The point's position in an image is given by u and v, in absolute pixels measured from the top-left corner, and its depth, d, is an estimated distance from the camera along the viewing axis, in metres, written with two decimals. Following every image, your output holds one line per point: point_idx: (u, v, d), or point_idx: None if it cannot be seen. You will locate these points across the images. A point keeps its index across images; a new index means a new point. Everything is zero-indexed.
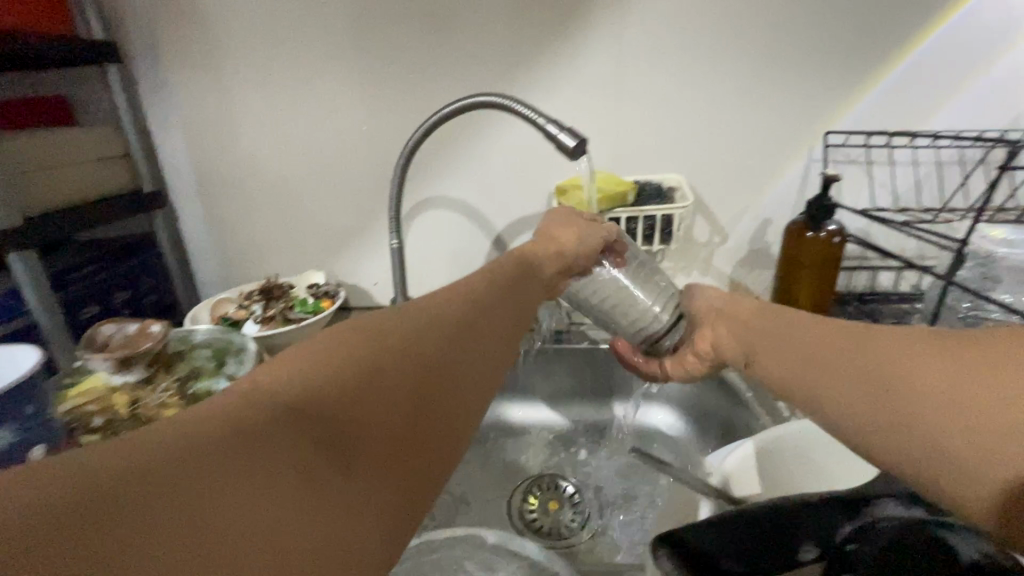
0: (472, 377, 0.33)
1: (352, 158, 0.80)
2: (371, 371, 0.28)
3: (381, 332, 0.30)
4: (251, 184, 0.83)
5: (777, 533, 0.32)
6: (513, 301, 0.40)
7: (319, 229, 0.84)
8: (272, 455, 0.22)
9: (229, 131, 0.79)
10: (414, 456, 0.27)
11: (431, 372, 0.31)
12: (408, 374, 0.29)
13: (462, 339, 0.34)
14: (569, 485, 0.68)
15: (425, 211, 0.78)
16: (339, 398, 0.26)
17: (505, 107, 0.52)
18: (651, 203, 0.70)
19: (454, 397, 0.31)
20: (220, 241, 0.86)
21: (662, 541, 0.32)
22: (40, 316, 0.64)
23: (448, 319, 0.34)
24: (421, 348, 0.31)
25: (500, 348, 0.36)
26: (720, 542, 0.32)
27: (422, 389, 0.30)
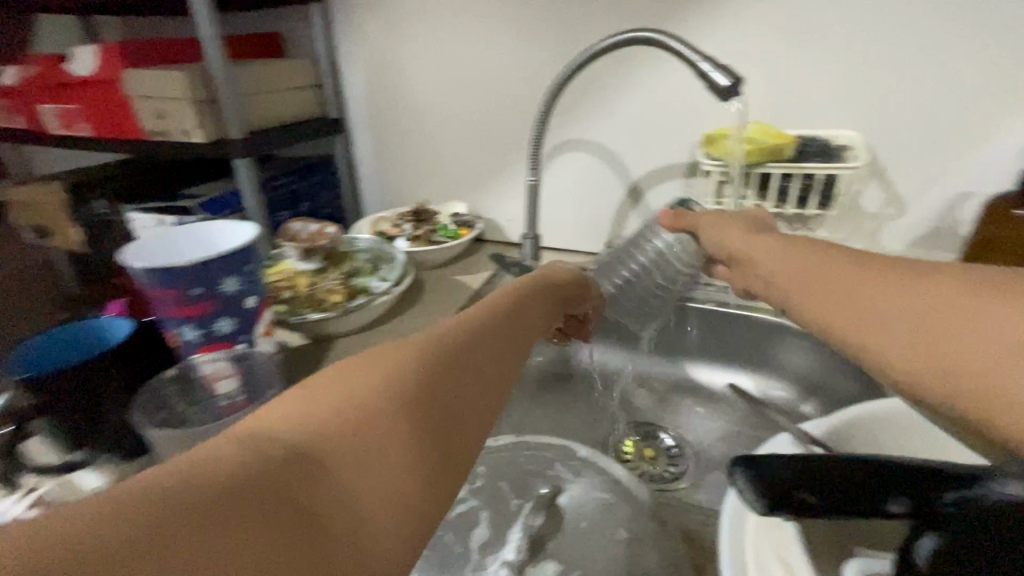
0: (498, 388, 0.30)
1: (502, 99, 0.84)
2: (391, 390, 0.25)
3: (397, 354, 0.27)
4: (415, 117, 0.91)
5: (862, 479, 0.27)
6: (529, 329, 0.37)
7: (468, 163, 0.91)
8: (296, 496, 0.20)
9: (401, 67, 0.88)
10: (450, 471, 0.25)
11: (456, 389, 0.28)
12: (415, 399, 0.26)
13: (483, 352, 0.31)
14: (670, 439, 0.68)
15: (562, 154, 0.80)
16: (364, 413, 0.24)
17: (657, 44, 0.50)
18: (814, 161, 0.62)
19: (483, 408, 0.28)
20: (383, 167, 0.98)
21: (738, 462, 0.28)
22: (252, 213, 0.81)
23: (469, 334, 0.31)
24: (445, 361, 0.28)
25: (522, 362, 0.33)
26: (792, 472, 0.27)
27: (449, 406, 0.27)
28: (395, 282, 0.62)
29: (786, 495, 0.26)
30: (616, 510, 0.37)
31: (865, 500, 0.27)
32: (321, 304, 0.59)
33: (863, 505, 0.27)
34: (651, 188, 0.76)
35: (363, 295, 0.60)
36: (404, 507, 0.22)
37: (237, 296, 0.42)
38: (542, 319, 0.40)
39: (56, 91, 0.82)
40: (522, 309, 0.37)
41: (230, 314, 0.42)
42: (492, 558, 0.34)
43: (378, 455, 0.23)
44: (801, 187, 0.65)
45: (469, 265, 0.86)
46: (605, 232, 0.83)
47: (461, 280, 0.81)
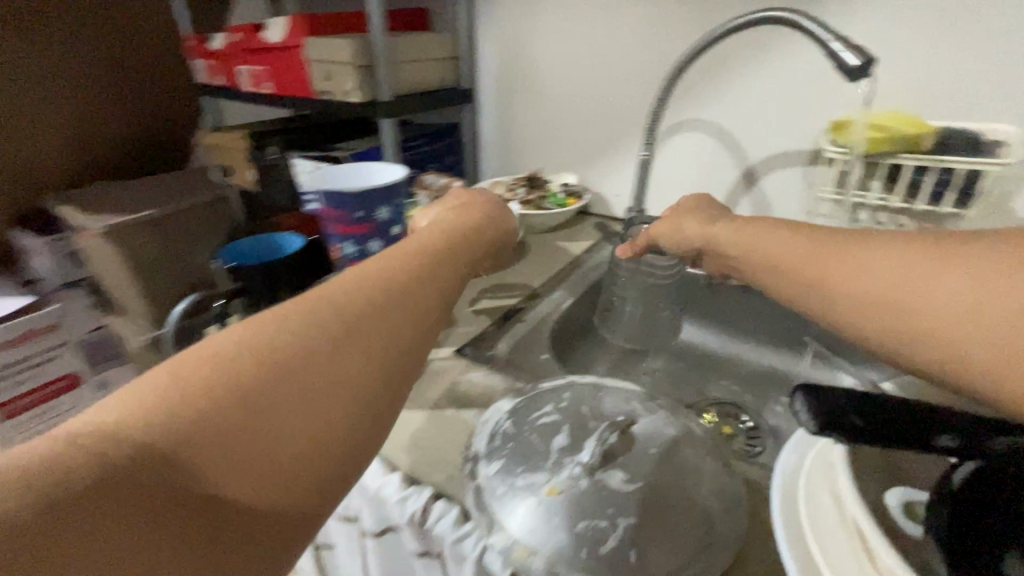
0: (414, 327, 0.29)
1: (624, 77, 0.87)
2: (282, 353, 0.25)
3: (286, 314, 0.26)
4: (538, 90, 0.97)
5: (917, 415, 0.26)
6: (452, 271, 0.34)
7: (583, 137, 0.96)
8: (156, 488, 0.20)
9: (531, 43, 0.94)
10: (345, 442, 0.25)
11: (365, 337, 0.27)
12: (292, 387, 0.24)
13: (390, 296, 0.29)
14: (750, 421, 0.65)
15: (678, 133, 0.81)
16: (225, 406, 0.22)
17: (788, 22, 0.51)
18: (956, 154, 0.58)
19: (398, 347, 0.28)
20: (505, 136, 1.06)
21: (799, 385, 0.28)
22: None
23: (376, 281, 0.30)
24: (344, 315, 0.27)
25: (440, 299, 0.32)
26: (844, 400, 0.27)
27: (353, 353, 0.26)
28: None
29: (837, 418, 0.26)
30: (684, 446, 0.41)
31: (918, 436, 0.26)
32: None
33: (915, 441, 0.26)
34: (767, 173, 0.76)
35: None
36: (319, 451, 0.24)
37: (388, 223, 0.52)
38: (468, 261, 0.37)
39: (251, 55, 1.00)
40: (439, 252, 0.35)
41: (379, 238, 0.52)
42: (567, 457, 0.40)
43: (279, 413, 0.23)
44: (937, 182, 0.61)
45: (572, 233, 0.91)
46: None
47: (563, 245, 0.86)
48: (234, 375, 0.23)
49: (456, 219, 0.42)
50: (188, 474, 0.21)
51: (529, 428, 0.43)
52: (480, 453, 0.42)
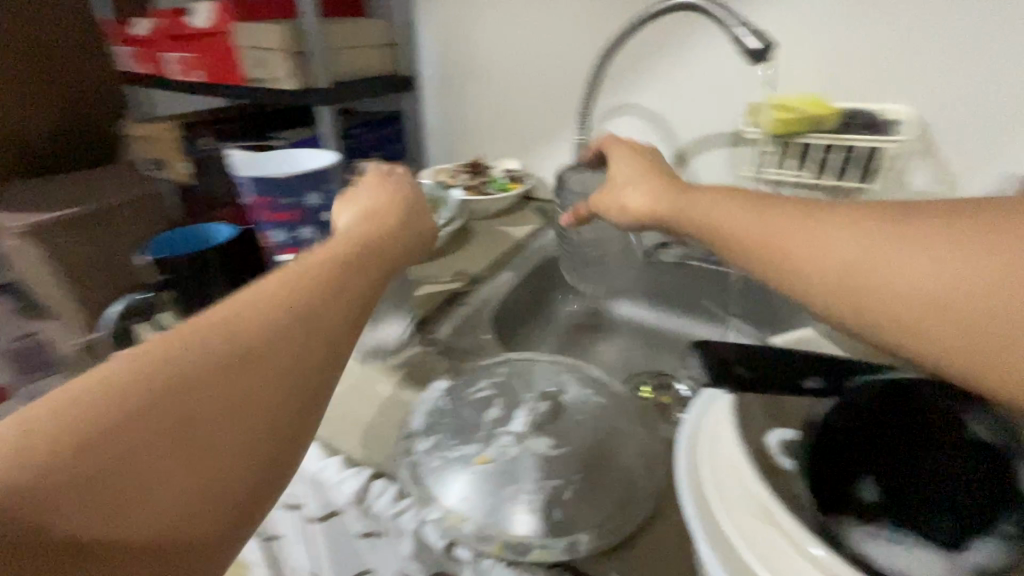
0: (314, 352, 0.29)
1: (561, 64, 0.88)
2: (160, 396, 0.25)
3: (167, 352, 0.26)
4: (477, 78, 0.97)
5: (791, 364, 0.31)
6: (358, 285, 0.34)
7: (523, 124, 0.97)
8: (25, 554, 0.20)
9: (469, 30, 0.94)
10: (248, 478, 0.25)
11: (254, 371, 0.27)
12: (180, 432, 0.24)
13: (287, 322, 0.29)
14: (679, 389, 0.68)
15: (614, 119, 0.84)
16: (100, 463, 0.22)
17: (700, 10, 0.53)
18: (859, 133, 0.62)
19: (296, 375, 0.28)
20: (448, 124, 1.05)
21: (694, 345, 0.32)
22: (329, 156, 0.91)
23: (277, 307, 0.29)
24: (235, 348, 0.27)
25: (345, 318, 0.32)
26: (735, 353, 0.31)
27: (240, 388, 0.26)
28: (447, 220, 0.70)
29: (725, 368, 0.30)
30: (608, 415, 0.43)
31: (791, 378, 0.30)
32: None
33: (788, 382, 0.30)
34: (695, 155, 0.79)
35: None
36: (207, 491, 0.24)
37: (320, 209, 0.51)
38: (378, 272, 0.36)
39: (178, 41, 0.95)
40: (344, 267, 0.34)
41: (313, 224, 0.52)
42: (500, 428, 0.41)
43: (161, 456, 0.24)
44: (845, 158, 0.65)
45: (515, 218, 0.92)
46: None
47: (506, 232, 0.87)
48: (108, 421, 0.23)
49: (371, 231, 0.40)
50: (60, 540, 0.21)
51: (463, 403, 0.44)
52: (417, 430, 0.43)
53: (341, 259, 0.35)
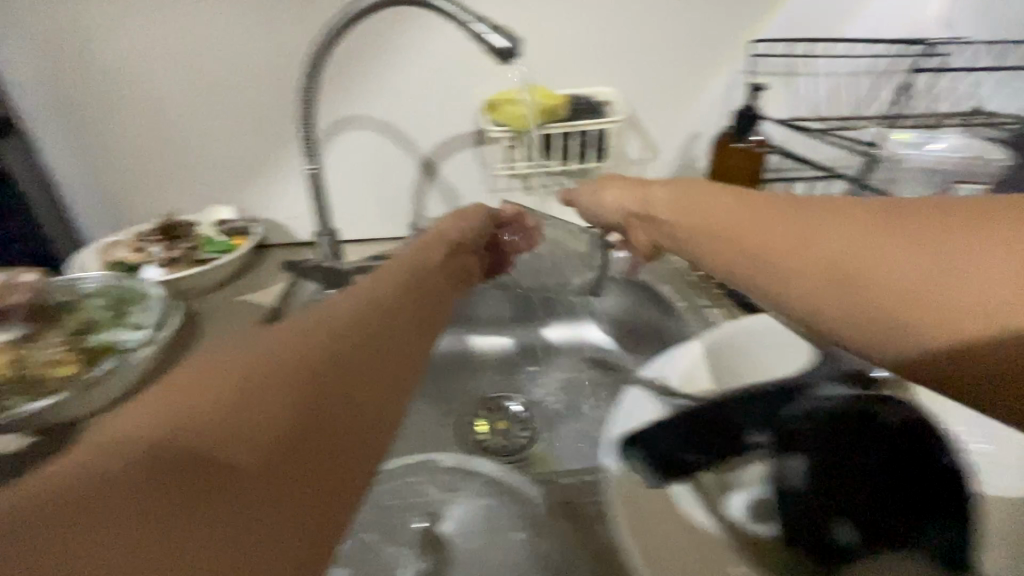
0: (362, 357, 0.28)
1: (252, 67, 0.67)
2: (167, 447, 0.20)
3: (196, 394, 0.22)
4: (124, 110, 0.69)
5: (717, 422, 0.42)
6: (386, 343, 0.30)
7: (221, 162, 0.73)
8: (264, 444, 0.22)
9: (83, 49, 0.64)
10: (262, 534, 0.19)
11: (254, 418, 0.22)
12: (284, 404, 0.23)
13: (281, 376, 0.24)
14: (518, 406, 0.70)
15: (343, 132, 0.73)
16: (224, 407, 0.22)
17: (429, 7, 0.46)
18: (586, 118, 0.69)
19: (358, 374, 0.27)
20: (96, 172, 0.73)
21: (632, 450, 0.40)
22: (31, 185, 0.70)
23: (394, 308, 0.33)
24: (396, 334, 0.31)
25: (333, 350, 0.27)
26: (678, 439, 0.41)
27: (244, 435, 0.21)
28: (156, 327, 0.47)
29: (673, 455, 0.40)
30: None
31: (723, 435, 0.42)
32: (39, 386, 0.42)
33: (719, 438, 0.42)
34: (445, 160, 0.76)
35: (110, 356, 0.44)
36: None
37: None
38: (370, 365, 0.28)
39: None
40: (382, 286, 0.35)
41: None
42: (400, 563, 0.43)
43: (162, 514, 0.18)
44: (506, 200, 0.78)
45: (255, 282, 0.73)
46: (409, 211, 0.80)
47: (254, 301, 0.70)
48: (79, 484, 0.18)
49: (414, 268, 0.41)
50: (296, 432, 0.23)
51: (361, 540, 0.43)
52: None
53: (417, 278, 0.40)
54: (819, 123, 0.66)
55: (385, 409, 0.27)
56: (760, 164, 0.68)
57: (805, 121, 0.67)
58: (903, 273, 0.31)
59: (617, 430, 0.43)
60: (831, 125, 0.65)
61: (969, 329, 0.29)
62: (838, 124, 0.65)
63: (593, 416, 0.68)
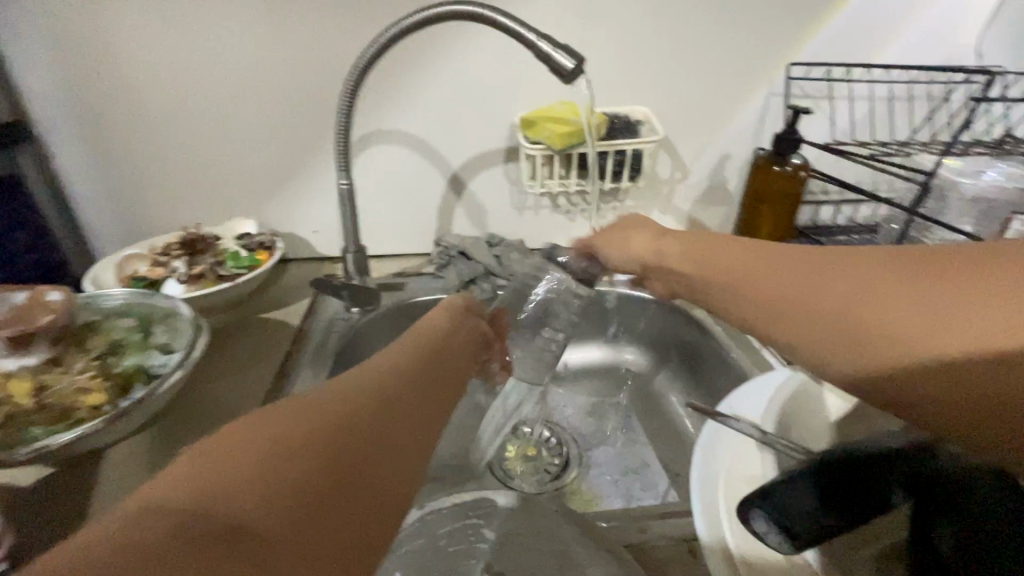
0: (407, 414, 0.28)
1: (281, 78, 0.65)
2: (185, 537, 0.18)
3: (217, 473, 0.21)
4: (145, 119, 0.66)
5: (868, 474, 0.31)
6: (411, 420, 0.28)
7: (242, 174, 0.71)
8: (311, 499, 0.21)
9: (106, 55, 0.62)
10: None
11: (274, 502, 0.20)
12: (333, 456, 0.23)
13: (305, 457, 0.22)
14: (546, 431, 0.68)
15: (372, 146, 0.71)
16: (276, 457, 0.22)
17: (485, 22, 0.44)
18: (623, 137, 0.67)
19: (403, 431, 0.27)
20: (113, 182, 0.70)
21: (754, 503, 0.31)
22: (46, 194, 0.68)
23: (431, 369, 0.33)
24: (434, 395, 0.31)
25: (380, 404, 0.27)
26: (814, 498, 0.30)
27: (266, 527, 0.19)
28: (187, 350, 0.45)
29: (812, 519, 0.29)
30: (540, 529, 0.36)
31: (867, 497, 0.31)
32: (66, 416, 0.39)
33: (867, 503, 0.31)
34: (473, 177, 0.74)
35: (142, 384, 0.42)
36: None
37: None
38: (397, 444, 0.26)
39: None
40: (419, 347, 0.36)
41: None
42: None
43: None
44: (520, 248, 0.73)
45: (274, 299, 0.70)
46: (433, 227, 0.78)
47: (276, 317, 0.68)
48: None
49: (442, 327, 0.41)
50: (341, 490, 0.22)
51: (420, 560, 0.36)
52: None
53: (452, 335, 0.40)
54: (866, 149, 0.66)
55: (409, 496, 0.25)
56: (800, 187, 0.67)
57: (851, 147, 0.67)
58: (905, 323, 0.28)
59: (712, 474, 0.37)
60: (879, 151, 0.64)
61: (958, 348, 0.27)
62: (887, 151, 0.64)
63: (626, 442, 0.66)
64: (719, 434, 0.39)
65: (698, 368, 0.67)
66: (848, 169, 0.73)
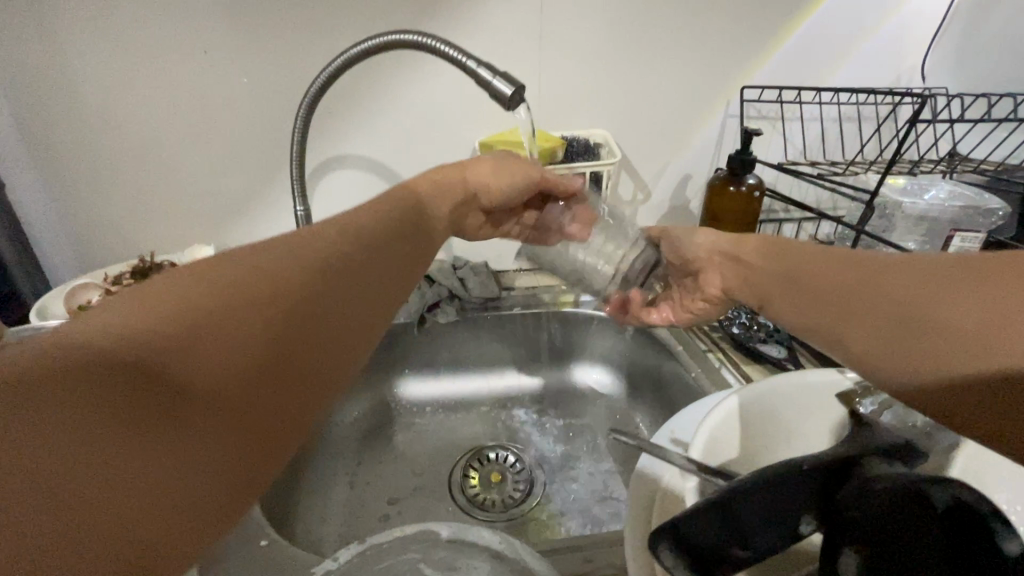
0: (340, 317, 0.32)
1: (240, 105, 0.66)
2: (125, 367, 0.21)
3: (160, 313, 0.24)
4: (100, 147, 0.65)
5: (782, 508, 0.30)
6: (337, 320, 0.32)
7: (202, 201, 0.70)
8: (225, 374, 0.25)
9: (59, 86, 0.61)
10: (195, 461, 0.22)
11: (192, 368, 0.23)
12: (256, 339, 0.26)
13: (244, 320, 0.26)
14: (510, 455, 0.67)
15: (333, 171, 0.71)
16: (207, 322, 0.25)
17: (429, 50, 0.45)
18: (581, 160, 0.68)
19: (328, 333, 0.31)
20: (68, 212, 0.69)
21: (662, 534, 0.28)
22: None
23: (380, 264, 0.36)
24: (370, 299, 0.35)
25: (319, 301, 0.30)
26: (722, 534, 0.29)
27: (198, 373, 0.23)
28: None
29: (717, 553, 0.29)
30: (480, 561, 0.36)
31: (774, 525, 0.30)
32: None
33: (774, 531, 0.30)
34: None
35: None
36: (129, 512, 0.20)
37: None
38: (327, 329, 0.31)
39: None
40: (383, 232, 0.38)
41: None
42: None
43: (104, 440, 0.20)
44: (484, 270, 0.72)
45: None
46: None
47: None
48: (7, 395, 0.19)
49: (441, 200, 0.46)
50: (263, 372, 0.26)
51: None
52: None
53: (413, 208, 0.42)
54: (815, 167, 0.68)
55: (314, 386, 0.29)
56: (756, 207, 0.68)
57: (800, 167, 0.68)
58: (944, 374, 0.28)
59: (641, 497, 0.38)
60: (826, 171, 0.66)
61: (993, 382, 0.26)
62: (833, 171, 0.66)
63: (592, 468, 0.65)
64: (655, 462, 0.40)
65: (663, 388, 0.67)
66: (803, 188, 0.75)
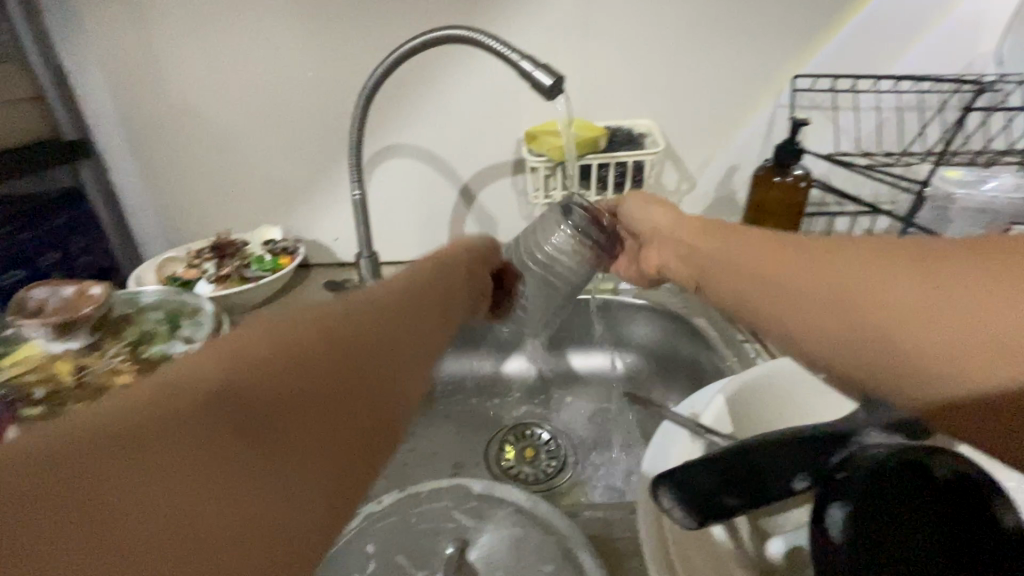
0: (404, 352, 0.32)
1: (306, 97, 0.72)
2: (203, 406, 0.22)
3: (231, 357, 0.25)
4: (186, 135, 0.73)
5: (778, 467, 0.34)
6: (400, 357, 0.32)
7: (271, 185, 0.77)
8: (294, 417, 0.25)
9: (154, 81, 0.69)
10: (266, 506, 0.23)
11: (259, 412, 0.24)
12: (320, 381, 0.27)
13: (307, 360, 0.27)
14: (545, 432, 0.71)
15: (388, 159, 0.76)
16: (278, 368, 0.25)
17: (477, 44, 0.48)
18: (624, 149, 0.69)
19: (391, 368, 0.31)
20: (158, 194, 0.78)
21: (663, 479, 0.33)
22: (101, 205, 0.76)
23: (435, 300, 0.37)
24: (429, 334, 0.35)
25: (376, 338, 0.31)
26: (716, 480, 0.33)
27: (267, 416, 0.24)
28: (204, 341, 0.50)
29: (712, 500, 0.32)
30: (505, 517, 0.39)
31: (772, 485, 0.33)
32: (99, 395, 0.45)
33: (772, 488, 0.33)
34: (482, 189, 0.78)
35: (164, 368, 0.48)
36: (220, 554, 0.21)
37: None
38: (397, 362, 0.31)
39: None
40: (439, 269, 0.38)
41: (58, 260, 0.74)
42: None
43: (180, 483, 0.21)
44: None
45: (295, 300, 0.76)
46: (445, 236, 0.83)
47: None
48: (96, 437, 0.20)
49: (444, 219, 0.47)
50: (325, 412, 0.26)
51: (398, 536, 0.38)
52: None
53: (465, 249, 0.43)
54: (866, 157, 0.66)
55: (383, 423, 0.29)
56: (803, 198, 0.67)
57: (851, 156, 0.66)
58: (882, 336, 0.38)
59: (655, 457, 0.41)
60: (878, 161, 0.64)
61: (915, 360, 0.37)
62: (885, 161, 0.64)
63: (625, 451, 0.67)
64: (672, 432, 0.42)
65: (698, 377, 0.68)
66: (857, 180, 0.73)
